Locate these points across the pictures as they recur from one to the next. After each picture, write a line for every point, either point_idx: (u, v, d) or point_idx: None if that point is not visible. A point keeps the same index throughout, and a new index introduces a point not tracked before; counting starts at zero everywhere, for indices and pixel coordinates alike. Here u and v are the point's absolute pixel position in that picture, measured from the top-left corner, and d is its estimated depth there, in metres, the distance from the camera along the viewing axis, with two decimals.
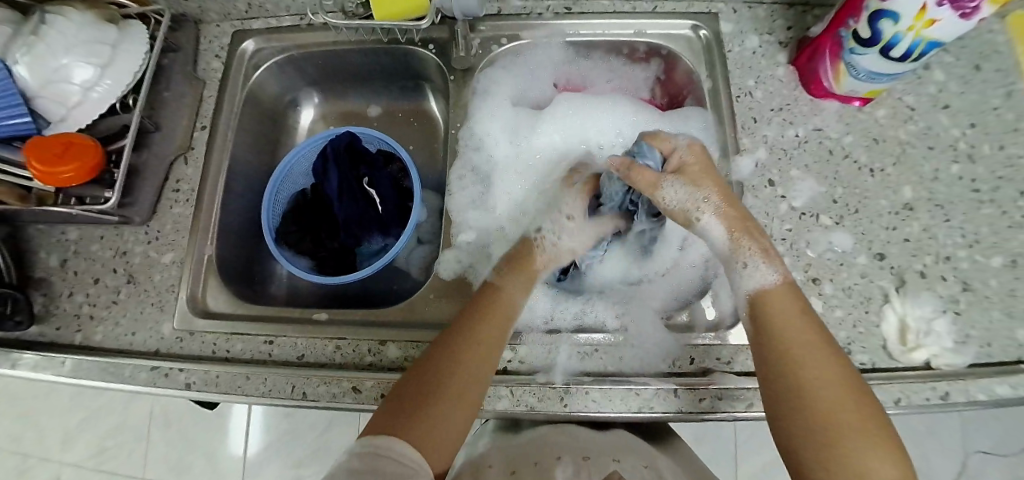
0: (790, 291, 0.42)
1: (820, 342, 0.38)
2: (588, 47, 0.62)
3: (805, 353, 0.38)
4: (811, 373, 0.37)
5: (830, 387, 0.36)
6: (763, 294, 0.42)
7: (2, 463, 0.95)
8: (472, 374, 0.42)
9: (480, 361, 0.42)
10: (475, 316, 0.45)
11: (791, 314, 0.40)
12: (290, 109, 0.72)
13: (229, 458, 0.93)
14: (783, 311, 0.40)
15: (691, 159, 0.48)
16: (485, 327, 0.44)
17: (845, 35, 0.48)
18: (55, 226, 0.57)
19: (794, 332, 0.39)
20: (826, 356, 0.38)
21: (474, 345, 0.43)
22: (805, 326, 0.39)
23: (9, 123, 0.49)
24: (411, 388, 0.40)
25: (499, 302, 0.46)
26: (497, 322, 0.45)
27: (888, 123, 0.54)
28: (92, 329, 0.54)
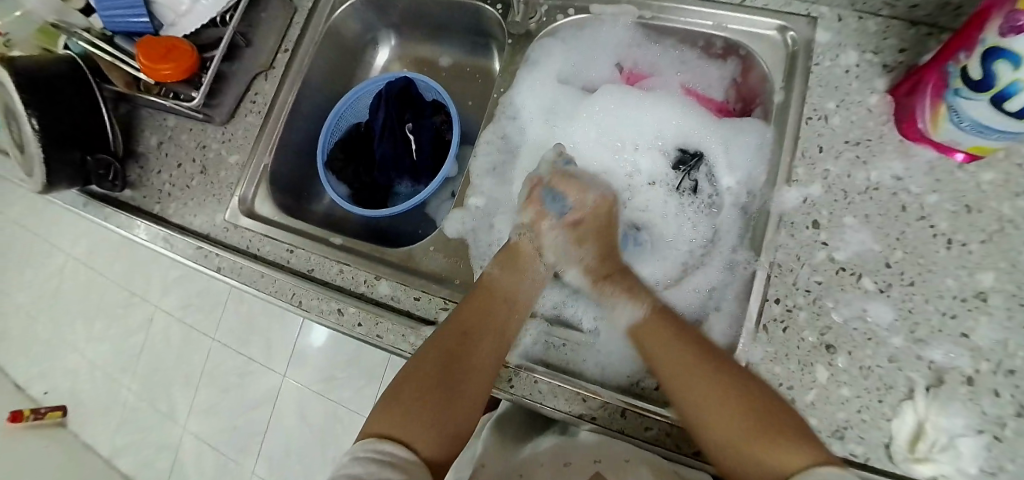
0: (655, 319, 0.47)
1: (694, 354, 0.42)
2: (661, 33, 0.57)
3: (677, 368, 0.42)
4: (694, 383, 0.41)
5: (711, 397, 0.40)
6: (635, 327, 0.48)
7: (114, 296, 1.14)
8: (474, 362, 0.46)
9: (485, 341, 0.47)
10: (473, 306, 0.49)
11: (657, 342, 0.45)
12: (369, 46, 0.77)
13: (284, 343, 1.00)
14: (652, 333, 0.46)
15: (590, 216, 0.54)
16: (479, 317, 0.48)
17: (952, 71, 0.40)
18: (159, 113, 0.71)
19: (663, 352, 0.44)
20: (696, 367, 0.41)
21: (470, 335, 0.47)
22: (672, 343, 0.44)
23: (134, 21, 0.62)
24: (419, 372, 0.44)
25: (496, 293, 0.51)
26: (502, 311, 0.50)
27: (993, 192, 0.45)
28: (167, 203, 0.67)
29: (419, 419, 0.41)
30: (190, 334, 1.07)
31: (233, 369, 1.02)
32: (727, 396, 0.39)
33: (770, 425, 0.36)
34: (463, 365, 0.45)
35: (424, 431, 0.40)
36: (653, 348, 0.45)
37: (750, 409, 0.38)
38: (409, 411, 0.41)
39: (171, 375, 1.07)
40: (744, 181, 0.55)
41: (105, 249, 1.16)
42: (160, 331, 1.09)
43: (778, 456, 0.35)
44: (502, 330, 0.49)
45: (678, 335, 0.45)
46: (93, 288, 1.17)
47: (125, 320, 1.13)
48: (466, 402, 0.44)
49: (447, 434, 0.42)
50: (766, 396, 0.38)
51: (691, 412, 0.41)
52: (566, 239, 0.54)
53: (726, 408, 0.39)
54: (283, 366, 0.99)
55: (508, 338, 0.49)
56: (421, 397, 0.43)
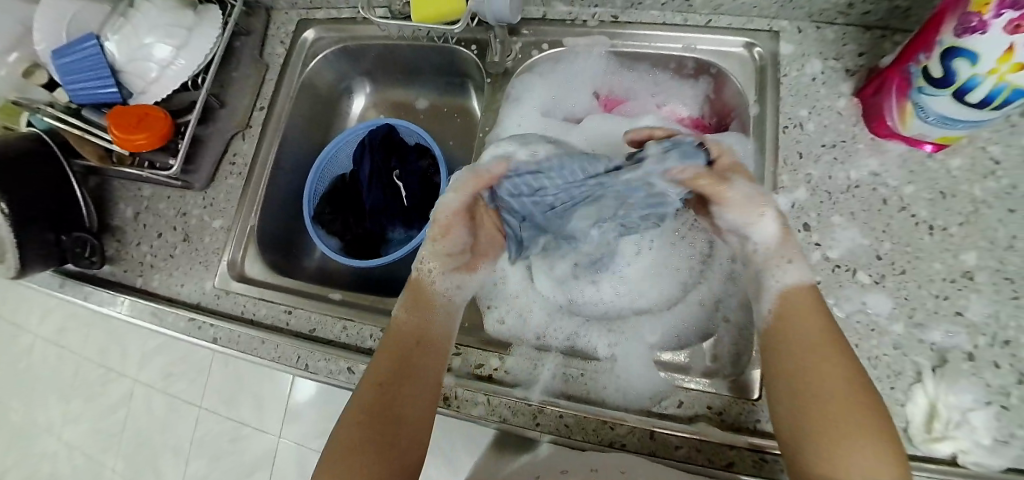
0: (806, 294, 0.43)
1: (845, 355, 0.40)
2: (634, 59, 0.60)
3: (816, 347, 0.40)
4: (834, 389, 0.38)
5: (851, 399, 0.38)
6: (791, 296, 0.43)
7: (88, 373, 1.07)
8: (410, 391, 0.46)
9: (419, 372, 0.47)
10: (387, 353, 0.47)
11: (806, 322, 0.41)
12: (345, 95, 0.77)
13: (276, 397, 0.94)
14: (798, 317, 0.42)
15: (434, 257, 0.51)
16: (400, 357, 0.47)
17: (914, 71, 0.43)
18: (133, 184, 0.69)
19: (806, 335, 0.41)
20: (842, 372, 0.39)
21: (399, 371, 0.46)
22: (826, 330, 0.41)
23: (100, 91, 0.60)
24: (348, 438, 0.43)
25: (416, 323, 0.50)
26: (422, 355, 0.48)
27: (962, 176, 0.48)
28: (151, 275, 0.64)
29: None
30: (173, 404, 1.00)
31: (223, 435, 0.97)
32: (859, 402, 0.38)
33: (884, 445, 0.36)
34: (393, 422, 0.44)
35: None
36: (803, 336, 0.41)
37: (873, 418, 0.37)
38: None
39: (159, 450, 1.01)
40: None
41: (76, 324, 1.09)
42: (142, 406, 1.02)
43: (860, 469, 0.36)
44: (431, 372, 0.47)
45: (825, 326, 0.41)
46: (66, 366, 1.09)
47: (103, 398, 1.05)
48: (412, 432, 0.45)
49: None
50: (878, 409, 0.38)
51: (795, 402, 0.39)
52: (744, 187, 0.47)
53: (856, 411, 0.37)
54: (276, 426, 0.94)
55: (437, 379, 0.47)
56: (361, 441, 0.43)
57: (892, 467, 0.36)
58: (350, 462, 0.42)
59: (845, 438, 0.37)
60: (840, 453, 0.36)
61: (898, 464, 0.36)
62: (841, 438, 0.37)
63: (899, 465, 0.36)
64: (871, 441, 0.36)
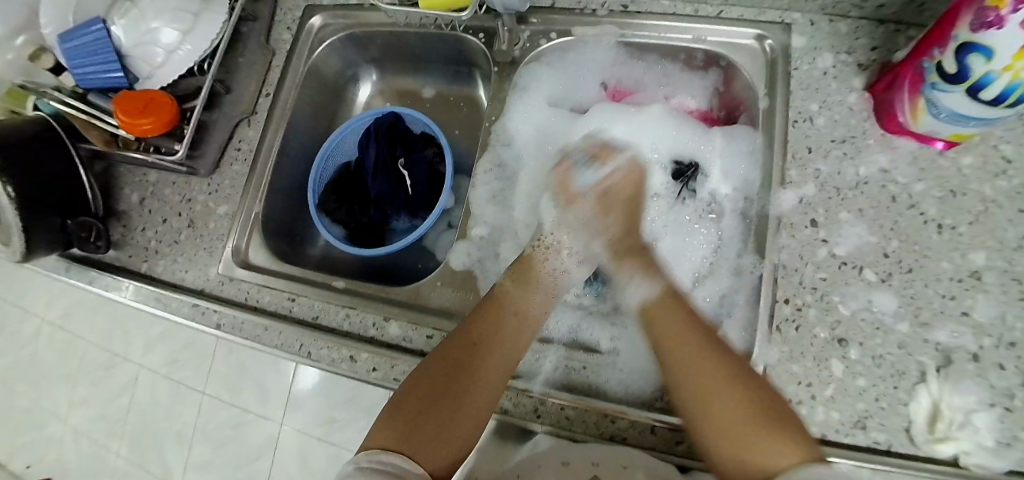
0: (674, 303, 0.48)
1: (707, 348, 0.44)
2: (643, 50, 0.59)
3: (687, 346, 0.44)
4: (700, 379, 0.43)
5: (718, 390, 0.42)
6: (650, 306, 0.49)
7: (94, 356, 1.08)
8: (481, 372, 0.46)
9: (495, 357, 0.48)
10: (479, 316, 0.50)
11: (677, 326, 0.46)
12: (351, 83, 0.77)
13: (279, 384, 0.95)
14: (667, 322, 0.47)
15: (616, 186, 0.55)
16: (479, 335, 0.48)
17: (928, 66, 0.42)
18: (139, 169, 0.69)
19: (676, 341, 0.45)
20: (708, 362, 0.43)
21: (474, 349, 0.48)
22: (691, 327, 0.46)
23: (106, 75, 0.60)
24: (422, 384, 0.46)
25: (508, 307, 0.51)
26: (510, 323, 0.50)
27: (973, 175, 0.47)
28: (155, 261, 0.65)
29: (419, 438, 0.43)
30: (177, 389, 1.01)
31: (226, 422, 0.97)
32: (734, 392, 0.41)
33: (772, 427, 0.38)
34: (467, 378, 0.46)
35: (423, 444, 0.42)
36: (669, 332, 0.46)
37: (751, 404, 0.40)
38: (411, 424, 0.43)
39: (163, 434, 1.02)
40: (740, 188, 0.56)
41: (82, 308, 1.10)
42: (146, 390, 1.03)
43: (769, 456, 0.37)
44: (511, 341, 0.49)
45: (692, 326, 0.46)
46: (73, 349, 1.10)
47: (108, 383, 1.06)
48: (473, 412, 0.45)
49: (446, 445, 0.44)
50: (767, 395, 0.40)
51: (694, 400, 0.42)
52: (593, 209, 0.55)
53: (732, 402, 0.41)
54: (278, 413, 0.95)
55: (516, 349, 0.49)
56: (424, 406, 0.44)
57: (789, 449, 0.36)
58: (418, 406, 0.44)
59: (742, 428, 0.40)
60: (747, 442, 0.39)
61: (804, 447, 0.36)
62: (735, 429, 0.40)
63: (798, 446, 0.36)
64: (761, 427, 0.38)
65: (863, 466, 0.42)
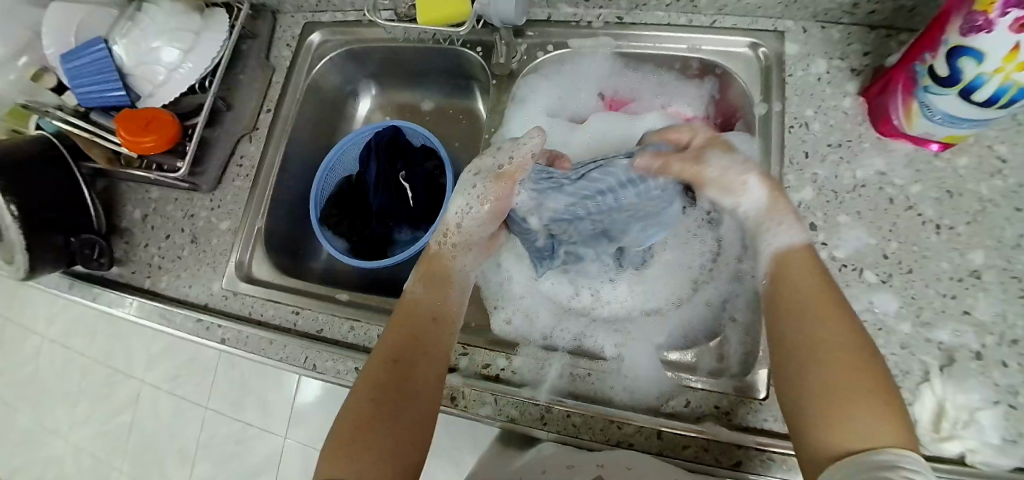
0: (808, 257, 0.43)
1: (837, 311, 0.39)
2: (639, 60, 0.60)
3: (816, 299, 0.40)
4: (809, 334, 0.39)
5: (839, 349, 0.37)
6: (783, 256, 0.44)
7: (95, 374, 1.08)
8: (414, 380, 0.44)
9: (423, 360, 0.46)
10: (399, 327, 0.48)
11: (804, 277, 0.41)
12: (351, 98, 0.78)
13: (281, 399, 0.94)
14: (802, 272, 0.42)
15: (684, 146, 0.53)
16: (404, 344, 0.46)
17: (919, 70, 0.43)
18: (141, 186, 0.70)
19: (806, 293, 0.40)
20: (832, 318, 0.38)
21: (401, 360, 0.45)
22: (822, 283, 0.41)
23: (108, 94, 0.60)
24: (355, 406, 0.42)
25: (424, 312, 0.49)
26: (431, 329, 0.48)
27: (969, 175, 0.48)
28: (158, 277, 0.65)
29: (368, 460, 0.38)
30: (179, 405, 1.00)
31: (229, 437, 0.97)
32: (848, 360, 0.36)
33: (883, 408, 0.34)
34: (402, 390, 0.43)
35: (370, 466, 0.38)
36: (803, 284, 0.41)
37: (867, 375, 0.35)
38: (355, 449, 0.39)
39: (165, 451, 1.01)
40: None
41: (83, 326, 1.10)
42: (148, 407, 1.02)
43: (862, 433, 0.33)
44: (437, 345, 0.48)
45: (823, 283, 0.41)
46: (74, 368, 1.10)
47: (110, 400, 1.06)
48: (416, 418, 0.42)
49: (399, 460, 0.39)
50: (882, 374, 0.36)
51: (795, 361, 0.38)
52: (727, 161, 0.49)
53: (849, 368, 0.36)
54: (281, 427, 0.94)
55: (445, 352, 0.48)
56: (365, 427, 0.40)
57: (891, 429, 0.33)
58: (357, 428, 0.40)
59: (836, 398, 0.35)
60: (837, 411, 0.35)
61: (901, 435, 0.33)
62: (835, 391, 0.35)
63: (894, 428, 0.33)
64: (870, 395, 0.34)
65: None
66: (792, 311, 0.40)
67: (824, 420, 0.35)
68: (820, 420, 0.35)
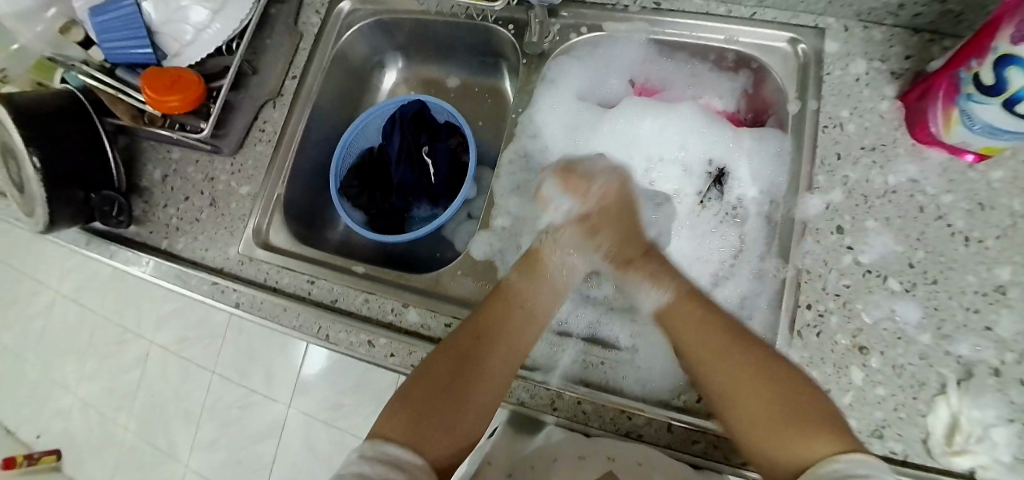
0: (687, 301, 0.47)
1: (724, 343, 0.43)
2: (673, 48, 0.59)
3: (702, 337, 0.44)
4: (724, 368, 0.42)
5: (749, 388, 0.40)
6: (665, 311, 0.48)
7: (105, 331, 1.09)
8: (486, 369, 0.46)
9: (500, 347, 0.47)
10: (489, 314, 0.49)
11: (694, 323, 0.45)
12: (375, 70, 0.77)
13: (286, 368, 0.95)
14: (683, 320, 0.46)
15: (598, 210, 0.53)
16: (488, 324, 0.48)
17: (964, 77, 0.41)
18: (163, 146, 0.70)
19: (693, 336, 0.45)
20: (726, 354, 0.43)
21: (484, 342, 0.47)
22: (710, 321, 0.45)
23: (135, 51, 0.60)
24: (434, 369, 0.45)
25: (518, 300, 0.50)
26: (519, 320, 0.49)
27: (1004, 189, 0.47)
28: (176, 238, 0.65)
29: (428, 426, 0.41)
30: (187, 366, 1.02)
31: (233, 402, 0.98)
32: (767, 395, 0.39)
33: (812, 422, 0.36)
34: (472, 371, 0.45)
35: (434, 435, 0.41)
36: (681, 326, 0.46)
37: (787, 408, 0.38)
38: (420, 414, 0.42)
39: (170, 411, 1.03)
40: (766, 191, 0.56)
41: (96, 282, 1.11)
42: (156, 366, 1.04)
43: (808, 447, 0.35)
44: (517, 338, 0.48)
45: (709, 314, 0.46)
46: (85, 323, 1.11)
47: (118, 357, 1.07)
48: (476, 405, 0.44)
49: (455, 439, 0.42)
50: (801, 388, 0.39)
51: (723, 393, 0.42)
52: (579, 237, 0.54)
53: (764, 405, 0.39)
54: (285, 396, 0.95)
55: (524, 346, 0.48)
56: (431, 396, 0.43)
57: (828, 440, 0.34)
58: (428, 394, 0.43)
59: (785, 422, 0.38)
60: (792, 440, 0.36)
61: (841, 436, 0.34)
62: (767, 429, 0.38)
63: (840, 436, 0.34)
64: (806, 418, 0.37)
65: None
66: (693, 351, 0.45)
67: (771, 450, 0.37)
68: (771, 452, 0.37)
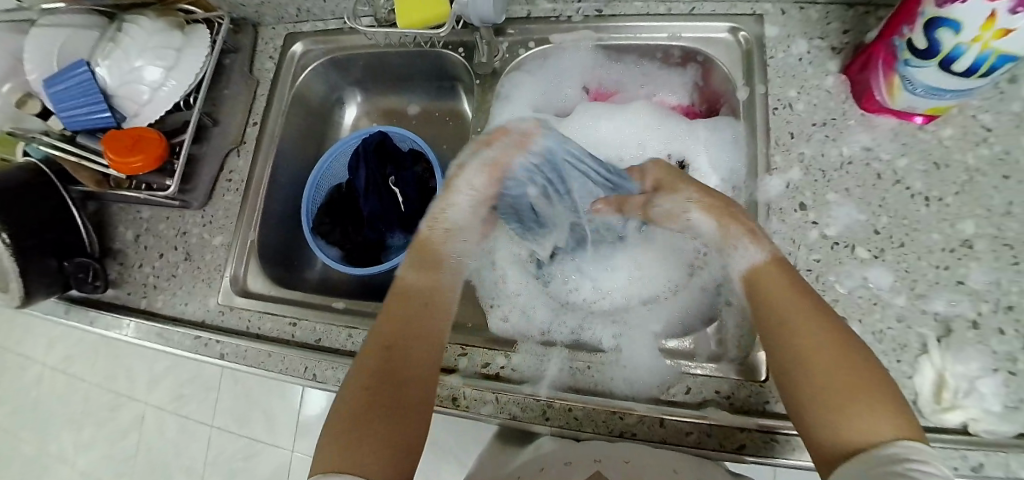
0: (778, 266, 0.42)
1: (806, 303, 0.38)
2: (620, 52, 0.60)
3: (779, 292, 0.39)
4: (799, 329, 0.37)
5: (826, 351, 0.35)
6: (754, 271, 0.42)
7: (98, 399, 1.07)
8: (410, 368, 0.41)
9: (417, 342, 0.43)
10: (395, 315, 0.44)
11: (775, 285, 0.40)
12: (337, 106, 0.78)
13: (287, 412, 0.94)
14: (775, 285, 0.40)
15: (663, 176, 0.52)
16: (398, 322, 0.44)
17: (898, 44, 0.43)
18: (132, 207, 0.70)
19: (779, 295, 0.39)
20: (804, 314, 0.37)
21: (399, 343, 0.42)
22: (795, 287, 0.39)
23: (93, 117, 0.60)
24: (358, 385, 0.39)
25: (416, 291, 0.47)
26: (424, 313, 0.45)
27: (954, 146, 0.48)
28: (154, 297, 0.65)
29: (365, 448, 0.35)
30: (184, 424, 1.00)
31: (236, 454, 0.96)
32: (844, 361, 0.34)
33: (874, 399, 0.32)
34: (396, 376, 0.40)
35: (381, 451, 0.36)
36: (769, 280, 0.41)
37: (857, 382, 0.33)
38: (360, 435, 0.36)
39: (173, 472, 1.01)
40: (728, 178, 0.57)
41: (83, 352, 1.09)
42: (153, 428, 1.02)
43: (871, 425, 0.31)
44: (431, 334, 0.45)
45: (788, 278, 0.40)
46: (76, 394, 1.09)
47: (114, 425, 1.05)
48: (413, 408, 0.40)
49: (406, 452, 0.37)
50: (873, 364, 0.35)
51: (788, 360, 0.36)
52: (672, 199, 0.50)
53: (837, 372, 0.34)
54: (289, 440, 0.93)
55: (438, 340, 0.45)
56: (363, 415, 0.37)
57: (888, 422, 0.31)
58: (360, 412, 0.37)
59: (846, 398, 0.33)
60: (853, 414, 0.32)
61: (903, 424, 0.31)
62: (836, 394, 0.33)
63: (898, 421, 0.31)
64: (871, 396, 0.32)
65: None
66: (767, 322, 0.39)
67: (833, 418, 0.33)
68: (836, 418, 0.32)
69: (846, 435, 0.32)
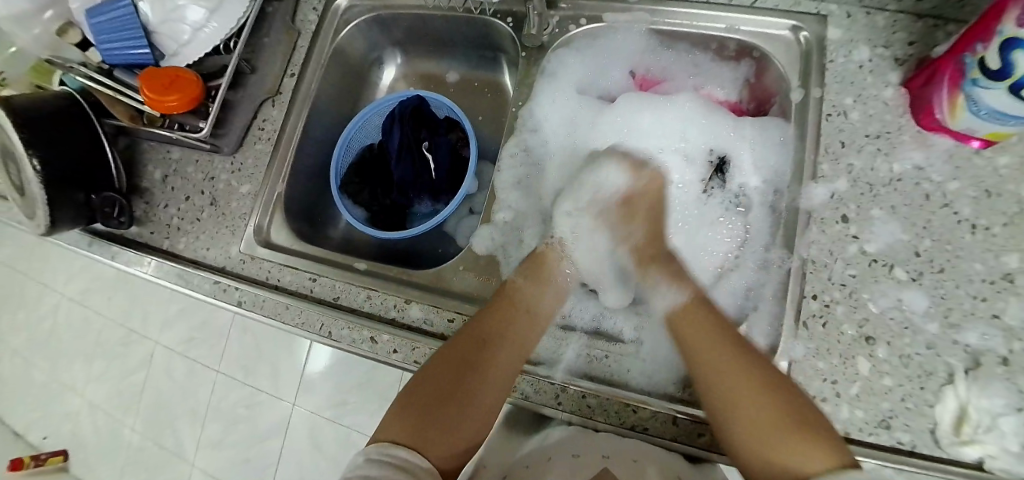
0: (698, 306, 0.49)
1: (735, 347, 0.43)
2: (675, 38, 0.58)
3: (703, 341, 0.45)
4: (720, 377, 0.42)
5: (751, 394, 0.40)
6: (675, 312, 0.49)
7: (111, 333, 1.09)
8: (491, 368, 0.47)
9: (505, 346, 0.48)
10: (489, 316, 0.50)
11: (698, 329, 0.46)
12: (374, 66, 0.77)
13: (293, 366, 0.95)
14: (692, 327, 0.47)
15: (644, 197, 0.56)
16: (493, 324, 0.49)
17: (969, 62, 0.41)
18: (162, 146, 0.70)
19: (698, 343, 0.45)
20: (745, 365, 0.42)
21: (488, 343, 0.48)
22: (716, 335, 0.45)
23: (132, 51, 0.60)
24: (435, 375, 0.46)
25: (524, 304, 0.51)
26: (523, 322, 0.50)
27: (1010, 175, 0.46)
28: (177, 238, 0.65)
29: (435, 426, 0.43)
30: (193, 366, 1.02)
31: (239, 401, 0.98)
32: (770, 401, 0.39)
33: (800, 427, 0.37)
34: (474, 372, 0.46)
35: (440, 434, 0.43)
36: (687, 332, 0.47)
37: (785, 411, 0.38)
38: (423, 415, 0.44)
39: (177, 412, 1.03)
40: (769, 181, 0.56)
41: (101, 285, 1.11)
42: (162, 366, 1.04)
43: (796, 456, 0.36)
44: (522, 339, 0.49)
45: (721, 329, 0.45)
46: (91, 326, 1.11)
47: (124, 359, 1.07)
48: (483, 405, 0.46)
49: (459, 438, 0.44)
50: (805, 403, 0.39)
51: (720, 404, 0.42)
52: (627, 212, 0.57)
53: (767, 410, 0.39)
54: (292, 393, 0.95)
55: (526, 348, 0.49)
56: (436, 401, 0.45)
57: (823, 451, 0.35)
58: (429, 400, 0.45)
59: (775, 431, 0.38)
60: (784, 446, 0.37)
61: (834, 448, 0.35)
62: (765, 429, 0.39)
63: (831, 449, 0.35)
64: (802, 431, 0.37)
65: (887, 467, 0.42)
66: (699, 365, 0.44)
67: (769, 449, 0.38)
68: (756, 445, 0.40)
69: (780, 468, 0.37)
